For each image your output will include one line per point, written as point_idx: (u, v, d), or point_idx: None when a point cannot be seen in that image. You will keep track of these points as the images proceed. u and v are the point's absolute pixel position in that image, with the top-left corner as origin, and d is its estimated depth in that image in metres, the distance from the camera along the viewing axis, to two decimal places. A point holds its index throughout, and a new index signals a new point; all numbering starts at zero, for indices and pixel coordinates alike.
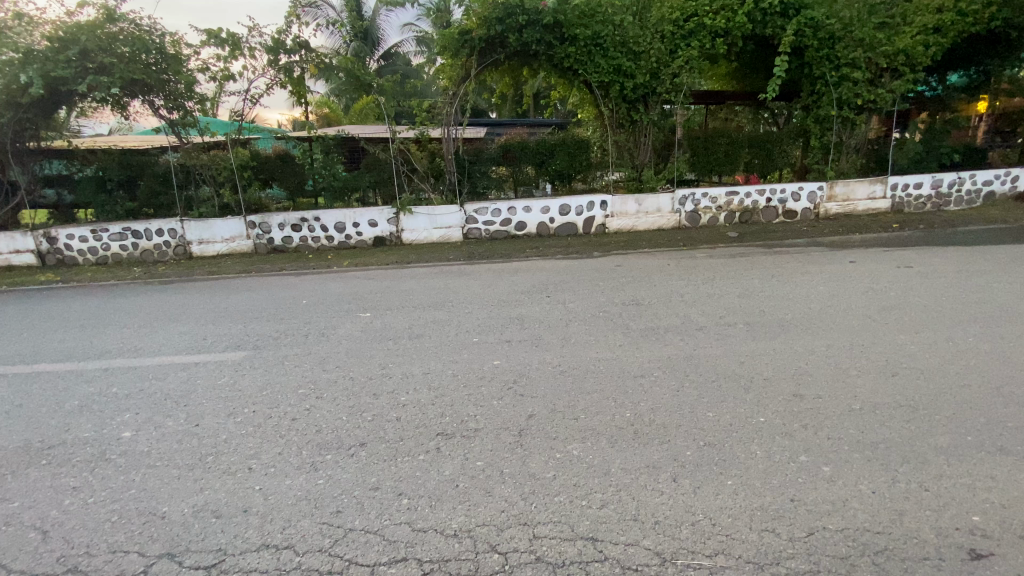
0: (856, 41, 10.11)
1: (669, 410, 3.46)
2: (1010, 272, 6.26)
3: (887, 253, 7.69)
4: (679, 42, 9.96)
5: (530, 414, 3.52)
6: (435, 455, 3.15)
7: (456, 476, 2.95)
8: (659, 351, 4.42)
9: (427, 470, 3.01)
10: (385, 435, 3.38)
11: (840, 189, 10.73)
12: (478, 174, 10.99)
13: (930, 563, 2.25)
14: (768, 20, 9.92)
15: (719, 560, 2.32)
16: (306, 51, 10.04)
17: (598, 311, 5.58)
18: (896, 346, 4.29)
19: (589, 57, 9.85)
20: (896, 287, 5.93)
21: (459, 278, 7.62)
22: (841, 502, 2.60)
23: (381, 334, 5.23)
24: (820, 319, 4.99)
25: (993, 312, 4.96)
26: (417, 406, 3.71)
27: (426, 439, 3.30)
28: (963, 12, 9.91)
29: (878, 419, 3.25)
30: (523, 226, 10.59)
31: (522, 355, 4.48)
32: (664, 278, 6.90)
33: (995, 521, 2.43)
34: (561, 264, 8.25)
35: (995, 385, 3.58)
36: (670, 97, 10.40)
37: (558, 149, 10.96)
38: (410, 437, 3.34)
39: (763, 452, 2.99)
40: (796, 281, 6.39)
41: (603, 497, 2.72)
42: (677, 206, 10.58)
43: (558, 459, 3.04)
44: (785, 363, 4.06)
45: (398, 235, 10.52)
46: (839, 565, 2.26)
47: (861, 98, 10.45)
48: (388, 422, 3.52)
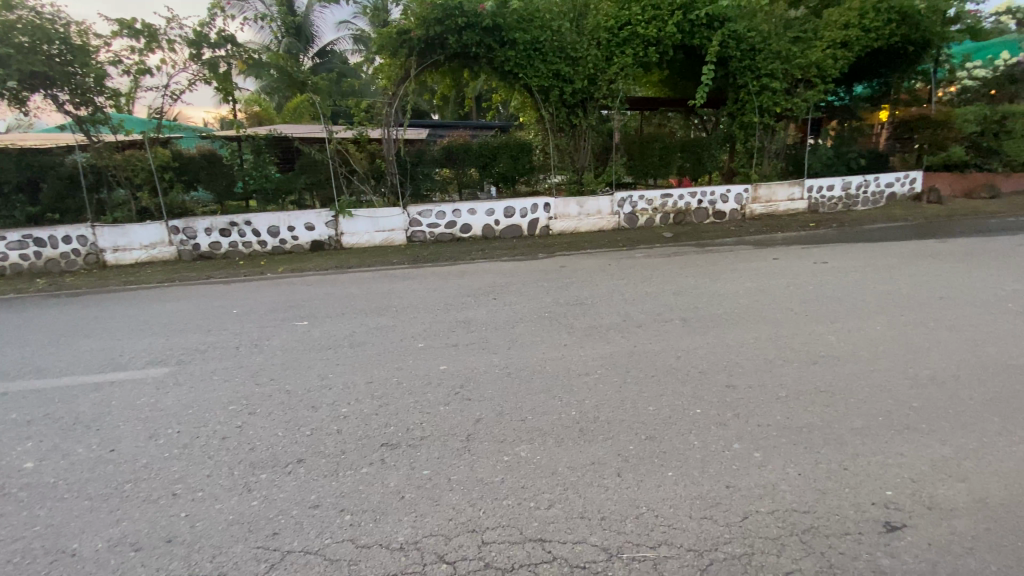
0: (775, 53, 10.82)
1: (613, 407, 3.56)
2: (908, 266, 6.92)
3: (805, 251, 8.31)
4: (615, 49, 10.25)
5: (478, 417, 3.51)
6: (380, 465, 3.07)
7: (401, 487, 2.87)
8: (601, 349, 4.53)
9: (371, 483, 2.92)
10: (325, 449, 3.25)
11: (763, 191, 11.51)
12: (421, 176, 10.86)
13: (850, 536, 2.43)
14: (696, 31, 10.35)
15: (662, 551, 2.39)
16: (232, 46, 9.48)
17: (543, 312, 5.66)
18: (816, 336, 4.64)
19: (528, 61, 9.92)
20: (813, 282, 6.40)
21: (403, 282, 7.45)
22: (772, 486, 2.77)
23: (321, 343, 5.04)
24: (749, 313, 5.32)
25: (898, 302, 5.47)
26: (360, 417, 3.59)
27: (369, 451, 3.21)
28: (867, 28, 10.88)
29: (800, 404, 3.51)
30: (468, 228, 10.56)
31: (468, 360, 4.44)
32: (606, 277, 7.11)
33: (905, 494, 2.67)
34: (505, 266, 8.26)
35: (902, 369, 3.94)
36: (607, 103, 10.79)
37: (501, 152, 11.05)
38: (353, 449, 3.23)
39: (700, 442, 3.14)
40: (726, 278, 6.75)
41: (551, 497, 2.75)
42: (616, 208, 10.93)
43: (505, 462, 3.04)
44: (718, 356, 4.29)
45: (338, 239, 10.17)
46: (771, 546, 2.39)
47: (779, 107, 11.19)
48: (328, 435, 3.39)
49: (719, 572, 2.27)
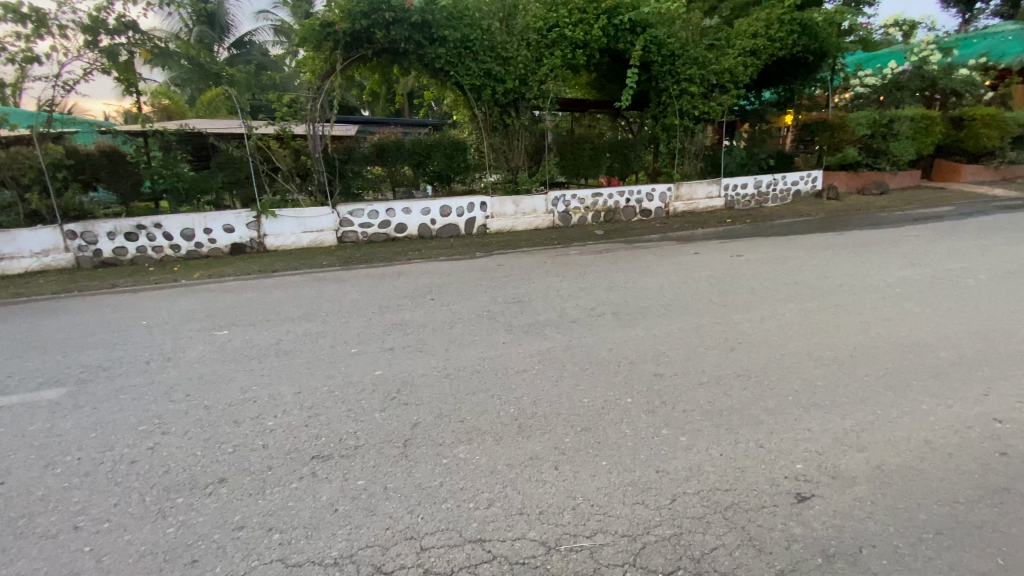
0: (693, 59, 11.46)
1: (550, 402, 3.63)
2: (811, 257, 7.60)
3: (723, 245, 8.89)
4: (544, 51, 10.41)
5: (415, 422, 3.45)
6: (311, 479, 2.93)
7: (335, 500, 2.77)
8: (538, 345, 4.61)
9: (301, 498, 2.79)
10: (250, 466, 3.06)
11: (685, 190, 12.23)
12: (351, 174, 10.43)
13: (767, 509, 2.63)
14: (621, 36, 10.69)
15: (598, 539, 2.47)
16: (134, 33, 8.65)
17: (481, 311, 5.66)
18: (734, 324, 4.99)
19: (458, 59, 9.85)
20: (731, 273, 6.86)
21: (335, 285, 7.18)
22: (697, 468, 2.94)
23: (244, 353, 4.74)
24: (675, 304, 5.61)
25: (804, 290, 6.00)
26: (288, 430, 3.42)
27: (298, 464, 3.06)
28: (773, 38, 11.78)
29: (721, 389, 3.76)
30: (403, 227, 10.35)
31: (404, 363, 4.35)
32: (542, 274, 7.24)
33: (813, 466, 2.92)
34: (441, 266, 8.16)
35: (807, 351, 4.32)
36: (538, 104, 10.95)
37: (434, 150, 10.94)
38: (280, 464, 3.07)
39: (632, 431, 3.27)
40: (653, 272, 7.08)
41: (490, 496, 2.76)
42: (551, 207, 11.17)
43: (443, 465, 3.01)
44: (647, 347, 4.49)
45: (260, 241, 9.66)
46: (698, 524, 2.54)
47: (697, 111, 11.88)
48: (253, 451, 3.19)
49: (652, 554, 2.38)
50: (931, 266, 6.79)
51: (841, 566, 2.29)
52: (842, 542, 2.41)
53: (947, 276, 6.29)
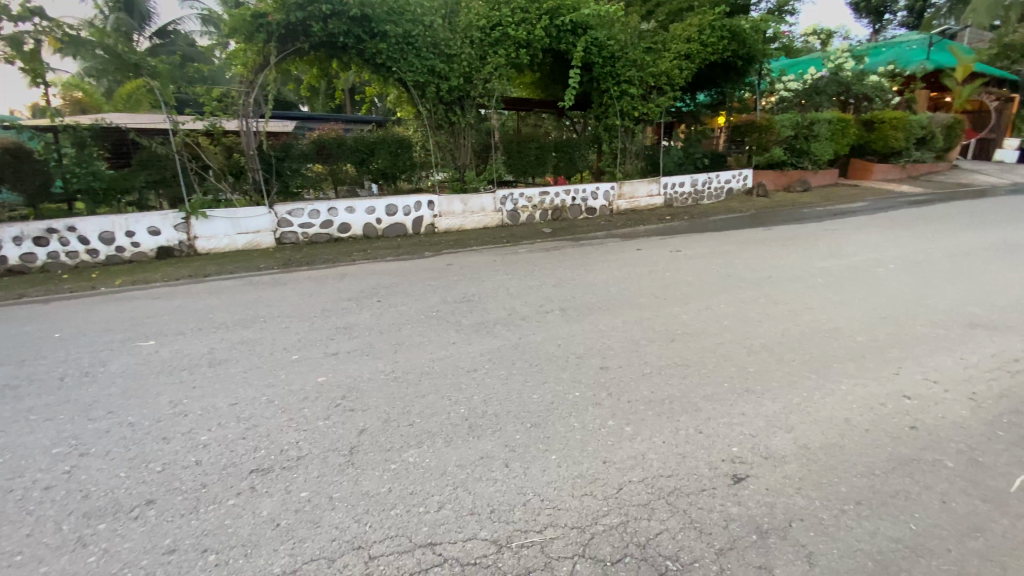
0: (632, 61, 11.82)
1: (500, 399, 3.65)
2: (744, 251, 8.06)
3: (665, 241, 9.26)
4: (488, 49, 10.39)
5: (361, 428, 3.36)
6: (250, 494, 2.79)
7: (276, 514, 2.65)
8: (488, 344, 4.61)
9: (239, 515, 2.65)
10: (182, 485, 2.88)
11: (627, 189, 12.63)
12: (289, 172, 10.07)
13: (707, 492, 2.76)
14: (563, 37, 10.84)
15: (548, 533, 2.51)
16: (40, 19, 7.86)
17: (430, 311, 5.59)
18: (674, 316, 5.20)
19: (400, 55, 9.63)
20: (671, 268, 7.16)
21: (274, 289, 6.87)
22: (641, 456, 3.05)
23: (175, 364, 4.45)
24: (620, 299, 5.78)
25: (738, 282, 6.35)
26: (224, 444, 3.24)
27: (236, 480, 2.91)
28: (705, 44, 12.36)
29: (663, 378, 3.92)
30: (346, 227, 10.04)
31: (350, 368, 4.22)
32: (491, 273, 7.25)
33: (747, 448, 3.11)
34: (388, 266, 7.99)
35: (741, 340, 4.58)
36: (483, 102, 10.93)
37: (378, 147, 10.68)
38: (216, 480, 2.90)
39: (579, 424, 3.35)
40: (599, 269, 7.25)
41: (440, 498, 2.74)
42: (499, 205, 11.20)
43: (392, 471, 2.96)
44: (593, 341, 4.60)
45: (190, 244, 9.09)
46: (643, 511, 2.63)
47: (637, 112, 12.27)
48: (185, 469, 3.01)
49: (601, 543, 2.45)
50: (848, 257, 7.37)
51: (774, 540, 2.44)
52: (774, 518, 2.57)
53: (861, 266, 6.85)
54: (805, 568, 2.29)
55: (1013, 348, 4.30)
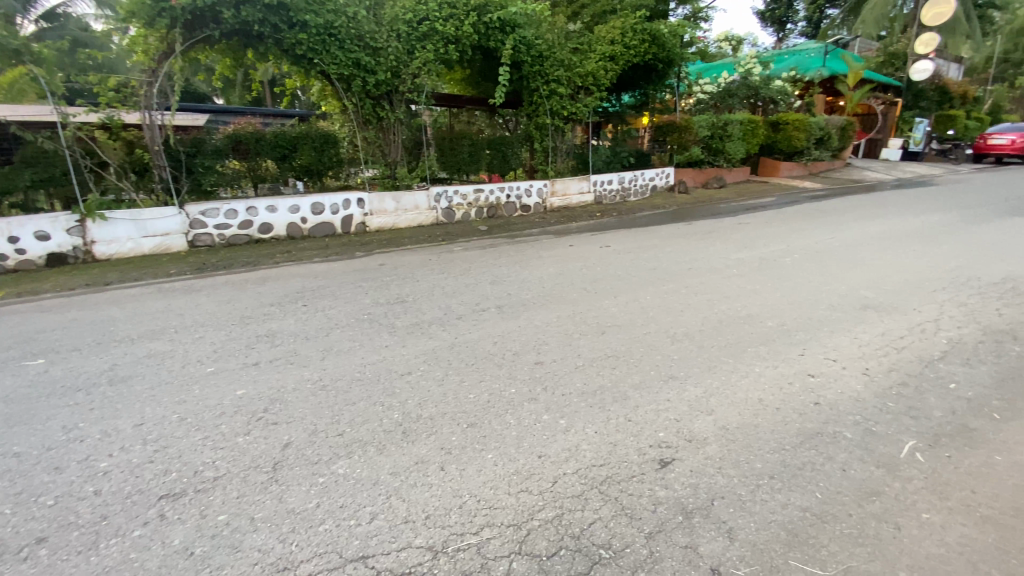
0: (559, 61, 12.03)
1: (435, 402, 3.60)
2: (669, 245, 8.49)
3: (596, 237, 9.55)
4: (415, 44, 10.16)
5: (286, 441, 3.20)
6: (160, 523, 2.58)
7: (190, 542, 2.46)
8: (423, 345, 4.54)
9: (148, 546, 2.44)
10: (79, 519, 2.60)
11: (559, 187, 12.88)
12: (200, 169, 9.35)
13: (636, 478, 2.89)
14: (491, 34, 10.82)
15: (484, 534, 2.51)
16: None
17: (362, 314, 5.41)
18: (605, 309, 5.38)
19: (322, 46, 9.21)
20: (602, 263, 7.39)
21: (188, 296, 6.37)
22: (574, 448, 3.13)
23: (69, 384, 4.00)
24: (554, 295, 5.89)
25: (663, 274, 6.68)
26: (129, 469, 2.96)
27: (143, 508, 2.67)
28: (629, 46, 12.82)
29: (595, 370, 4.04)
30: (268, 227, 9.48)
31: (273, 379, 3.99)
32: (425, 272, 7.12)
33: (673, 433, 3.28)
34: (316, 268, 7.64)
35: (666, 329, 4.82)
36: (413, 97, 10.69)
37: (300, 143, 10.18)
38: (119, 511, 2.65)
39: (515, 420, 3.38)
40: (533, 266, 7.34)
41: (373, 509, 2.66)
42: (433, 203, 11.04)
43: (320, 485, 2.83)
44: (528, 337, 4.67)
45: (87, 250, 8.21)
46: (577, 503, 2.71)
47: (566, 111, 12.52)
48: (83, 500, 2.72)
49: (536, 539, 2.48)
50: (761, 248, 7.97)
51: (698, 519, 2.59)
52: (697, 498, 2.73)
53: (771, 256, 7.44)
54: (725, 543, 2.45)
55: (898, 326, 4.84)
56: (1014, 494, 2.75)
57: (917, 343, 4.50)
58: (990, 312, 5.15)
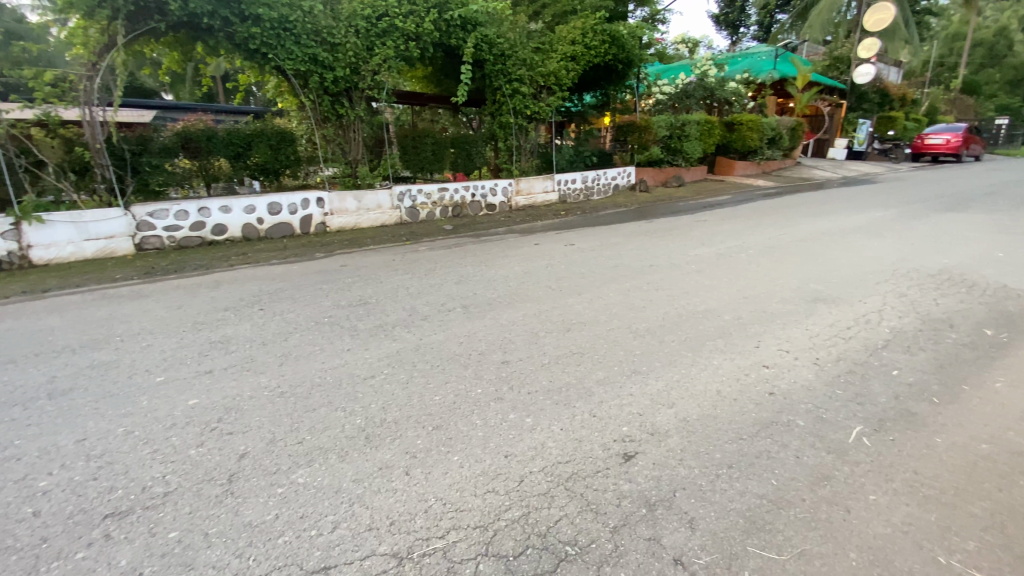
0: (521, 61, 12.04)
1: (399, 405, 3.55)
2: (631, 243, 8.67)
3: (561, 235, 9.64)
4: (375, 40, 9.96)
5: (242, 452, 3.08)
6: (105, 543, 2.43)
7: (139, 562, 2.34)
8: (387, 347, 4.47)
9: (92, 569, 2.30)
10: (15, 543, 2.43)
11: (524, 186, 12.94)
12: (147, 168, 8.88)
13: (601, 473, 2.93)
14: (452, 31, 10.72)
15: (450, 538, 2.49)
16: None
17: (322, 317, 5.28)
18: (570, 307, 5.44)
19: (277, 41, 8.91)
20: (567, 261, 7.46)
21: (136, 302, 6.05)
22: (540, 446, 3.15)
23: (2, 399, 3.74)
24: (519, 294, 5.91)
25: (626, 272, 6.81)
26: (71, 488, 2.79)
27: (87, 528, 2.52)
28: (589, 47, 12.95)
29: (560, 368, 4.08)
30: (222, 229, 9.12)
31: (228, 387, 3.84)
32: (389, 273, 7.01)
33: (636, 427, 3.34)
34: (274, 270, 7.40)
35: (629, 325, 4.92)
36: (373, 94, 10.49)
37: (255, 141, 9.82)
38: (60, 533, 2.49)
39: (481, 421, 3.37)
40: (498, 265, 7.34)
41: (335, 518, 2.60)
42: (396, 203, 10.88)
43: (279, 495, 2.75)
44: (494, 336, 4.67)
45: (21, 254, 7.67)
46: (543, 500, 2.73)
47: (529, 110, 12.56)
48: (19, 524, 2.55)
49: (503, 539, 2.49)
50: (718, 245, 8.24)
51: (661, 511, 2.66)
52: (660, 490, 2.80)
53: (727, 252, 7.70)
54: (688, 533, 2.52)
55: (846, 318, 5.10)
56: (951, 473, 2.94)
57: (862, 333, 4.76)
58: (927, 302, 5.50)
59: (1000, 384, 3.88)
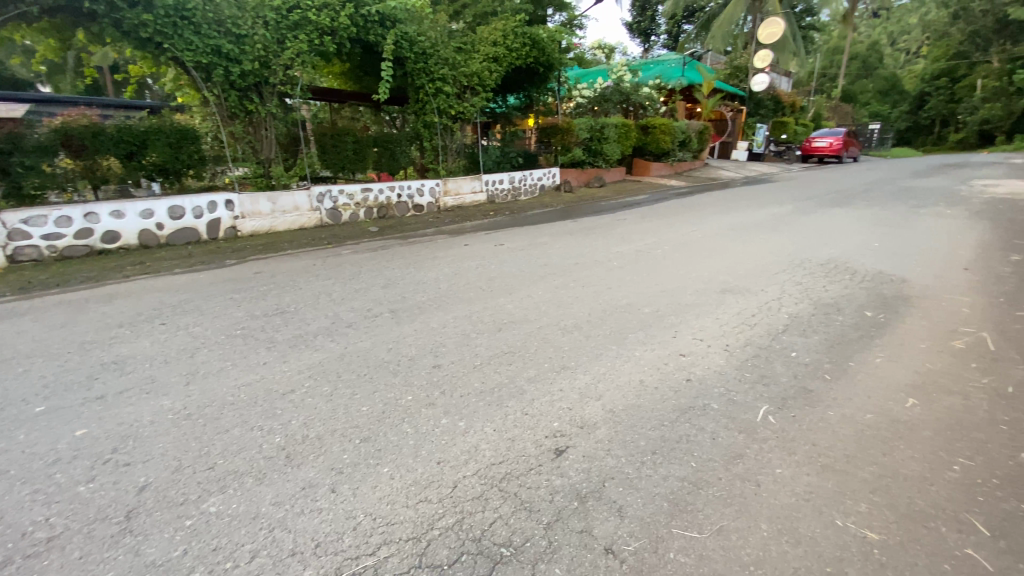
0: (444, 60, 11.89)
1: (324, 419, 3.39)
2: (557, 241, 8.87)
3: (490, 235, 9.66)
4: (286, 33, 9.40)
5: (142, 484, 2.80)
6: None
7: None
8: (309, 358, 4.25)
9: None
10: None
11: (452, 186, 12.88)
12: (19, 169, 7.82)
13: (534, 470, 2.97)
14: (370, 27, 10.39)
15: (382, 553, 2.41)
16: None
17: (235, 329, 4.91)
18: (500, 307, 5.46)
19: (173, 30, 8.20)
20: (496, 261, 7.49)
21: (8, 321, 5.31)
22: (473, 449, 3.13)
23: None
24: (449, 295, 5.85)
25: (554, 270, 6.96)
26: None
27: None
28: (511, 49, 13.06)
29: (491, 368, 4.09)
30: (115, 236, 8.24)
31: (124, 413, 3.46)
32: (310, 279, 6.66)
33: (567, 422, 3.42)
34: (179, 280, 6.79)
35: (557, 322, 5.04)
36: (286, 90, 9.93)
37: (151, 138, 8.98)
38: None
39: (412, 429, 3.30)
40: (428, 267, 7.21)
41: (253, 547, 2.43)
42: (315, 204, 10.39)
43: (188, 528, 2.52)
44: (423, 341, 4.58)
45: None
46: (477, 504, 2.72)
47: (453, 110, 12.46)
48: None
49: (437, 548, 2.45)
50: (637, 241, 8.66)
51: (592, 503, 2.74)
52: (591, 482, 2.89)
53: (646, 248, 8.11)
54: (617, 522, 2.62)
55: (751, 306, 5.55)
56: (842, 442, 3.29)
57: (765, 319, 5.20)
58: (819, 289, 6.11)
59: (879, 359, 4.41)
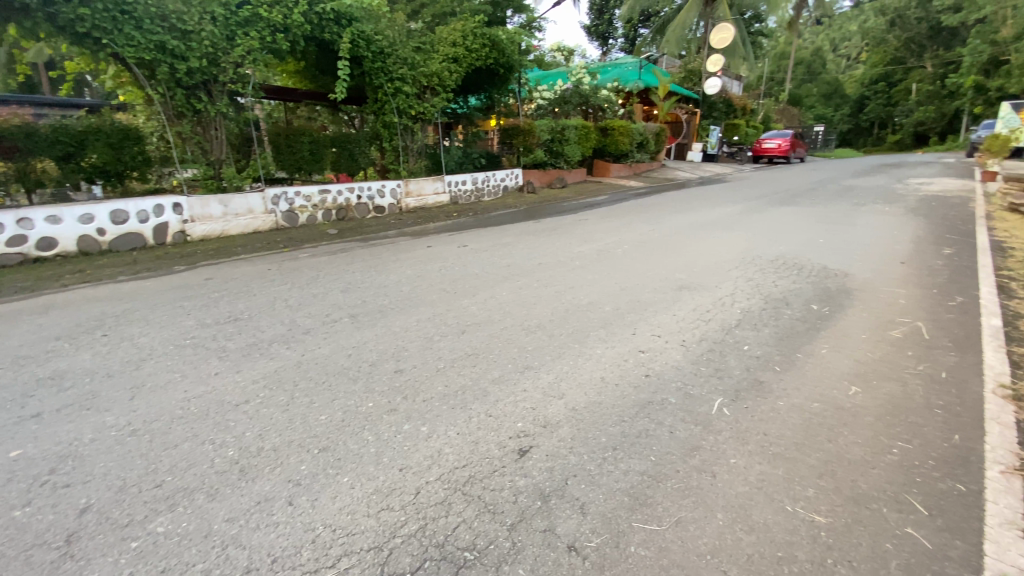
0: (402, 60, 11.73)
1: (281, 429, 3.29)
2: (520, 242, 8.92)
3: (453, 237, 9.61)
4: (236, 29, 9.04)
5: (83, 506, 2.64)
6: None
7: None
8: (264, 367, 4.12)
9: None
10: None
11: (413, 187, 12.74)
12: None
13: (497, 472, 2.98)
14: (325, 25, 10.15)
15: (342, 564, 2.36)
16: None
17: (184, 339, 4.70)
18: (463, 309, 5.44)
19: (113, 24, 7.80)
20: (459, 262, 7.46)
21: None
22: (436, 454, 3.11)
23: None
24: (411, 299, 5.78)
25: (516, 271, 6.99)
26: None
27: None
28: (471, 50, 12.95)
29: (454, 371, 4.07)
30: (51, 242, 7.73)
31: (62, 431, 3.25)
32: (265, 284, 6.45)
33: (530, 422, 3.44)
34: (123, 288, 6.44)
35: (520, 323, 5.06)
36: (237, 89, 9.58)
37: (89, 139, 8.53)
38: None
39: (373, 436, 3.24)
40: (389, 269, 7.11)
41: (205, 566, 2.33)
42: (270, 206, 10.06)
43: (133, 551, 2.39)
44: (384, 345, 4.51)
45: None
46: (440, 509, 2.70)
47: (413, 110, 12.31)
48: None
49: (400, 556, 2.42)
50: (597, 241, 8.82)
51: (555, 501, 2.77)
52: (554, 481, 2.92)
53: (607, 248, 8.26)
54: (579, 519, 2.66)
55: (706, 302, 5.74)
56: (791, 431, 3.45)
57: (720, 315, 5.39)
58: (769, 285, 6.38)
59: (825, 350, 4.65)
